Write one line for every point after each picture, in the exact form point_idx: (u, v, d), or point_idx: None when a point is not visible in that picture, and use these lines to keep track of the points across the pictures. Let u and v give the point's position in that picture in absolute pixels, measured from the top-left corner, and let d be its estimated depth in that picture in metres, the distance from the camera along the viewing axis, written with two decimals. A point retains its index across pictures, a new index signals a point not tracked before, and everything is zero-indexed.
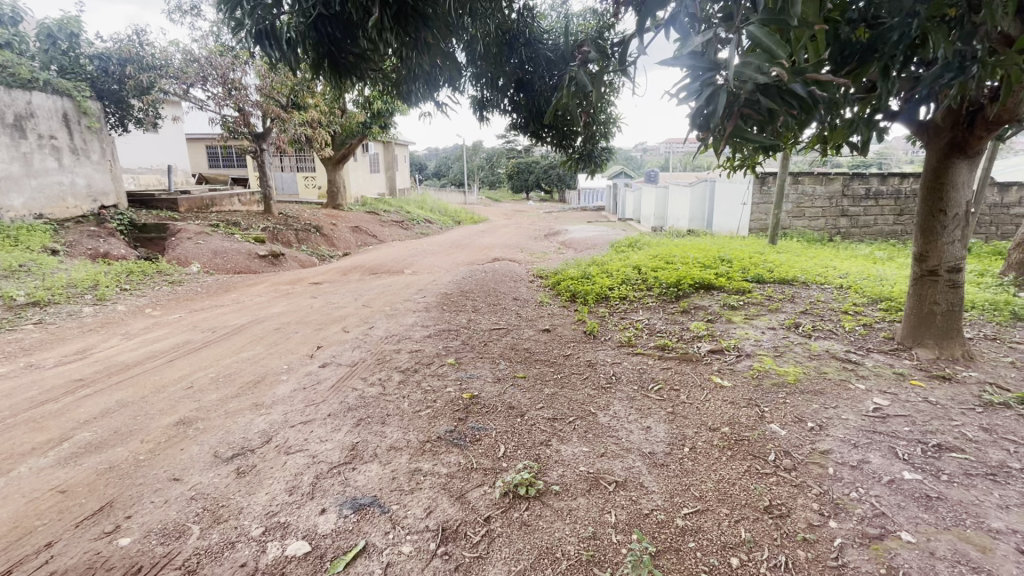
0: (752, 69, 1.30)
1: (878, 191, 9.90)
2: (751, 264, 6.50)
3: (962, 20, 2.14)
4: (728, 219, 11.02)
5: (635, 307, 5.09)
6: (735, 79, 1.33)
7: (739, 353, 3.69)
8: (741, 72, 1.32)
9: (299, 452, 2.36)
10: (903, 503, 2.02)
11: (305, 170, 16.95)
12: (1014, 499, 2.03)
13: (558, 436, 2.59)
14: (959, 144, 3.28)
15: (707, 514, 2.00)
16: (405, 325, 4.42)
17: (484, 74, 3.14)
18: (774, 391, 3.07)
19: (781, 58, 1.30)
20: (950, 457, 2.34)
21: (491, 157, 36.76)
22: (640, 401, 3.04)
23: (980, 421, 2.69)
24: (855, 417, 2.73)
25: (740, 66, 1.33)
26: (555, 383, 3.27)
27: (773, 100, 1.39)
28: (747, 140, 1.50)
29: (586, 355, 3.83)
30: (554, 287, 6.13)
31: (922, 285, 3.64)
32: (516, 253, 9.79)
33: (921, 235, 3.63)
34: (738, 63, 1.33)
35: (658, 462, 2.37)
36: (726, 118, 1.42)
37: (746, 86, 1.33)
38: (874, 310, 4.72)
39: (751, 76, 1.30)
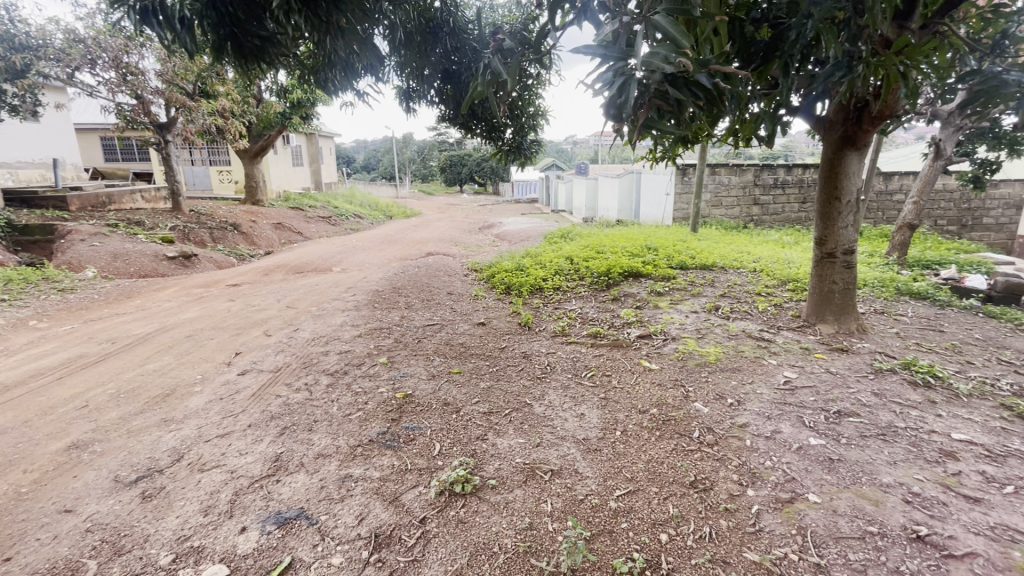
0: (659, 58, 1.33)
1: (784, 180, 10.75)
2: (675, 252, 6.83)
3: (848, 23, 2.34)
4: (654, 209, 11.54)
5: (568, 297, 5.20)
6: (643, 66, 1.36)
7: (665, 337, 3.86)
8: (648, 61, 1.35)
9: (215, 469, 2.18)
10: (810, 467, 2.20)
11: (219, 163, 15.77)
12: (900, 455, 2.28)
13: (493, 429, 2.58)
14: (850, 138, 3.59)
15: (638, 494, 2.07)
16: (333, 325, 4.23)
17: (408, 64, 3.02)
18: (698, 371, 3.25)
19: (685, 48, 1.35)
20: (849, 421, 2.58)
21: (422, 150, 36.09)
22: (574, 389, 3.10)
23: (872, 387, 3.00)
24: (768, 390, 2.95)
25: (647, 54, 1.35)
26: (491, 376, 3.27)
27: (680, 91, 1.44)
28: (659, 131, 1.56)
29: (521, 346, 3.85)
30: (489, 280, 6.13)
31: (822, 266, 3.99)
32: (450, 247, 9.67)
33: (820, 221, 3.96)
34: (643, 52, 1.36)
35: (592, 447, 2.43)
36: (639, 107, 1.44)
37: (654, 78, 1.36)
38: (783, 290, 5.11)
39: (658, 66, 1.33)
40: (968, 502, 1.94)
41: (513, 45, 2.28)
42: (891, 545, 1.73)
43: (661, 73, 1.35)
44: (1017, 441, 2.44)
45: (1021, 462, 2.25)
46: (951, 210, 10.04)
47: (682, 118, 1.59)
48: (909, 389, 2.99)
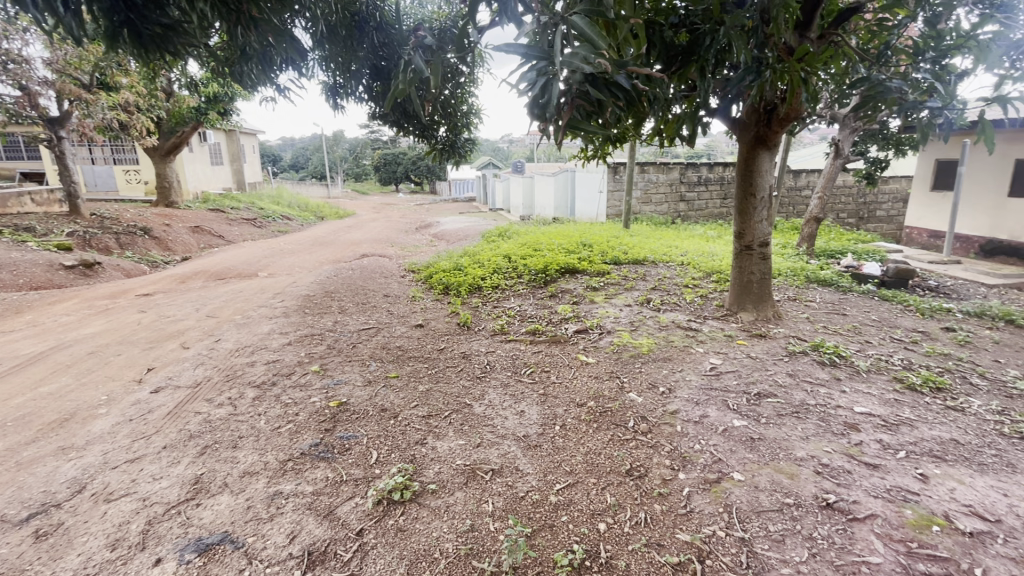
0: (579, 59, 1.36)
1: (706, 178, 11.40)
2: (608, 248, 7.05)
3: (757, 31, 2.50)
4: (588, 207, 11.86)
5: (507, 295, 5.22)
6: (562, 65, 1.39)
7: (601, 331, 3.97)
8: (566, 61, 1.38)
9: (124, 498, 1.99)
10: (734, 448, 2.34)
11: (125, 162, 14.43)
12: (811, 430, 2.48)
13: (433, 433, 2.54)
14: (762, 138, 3.85)
15: (577, 487, 2.11)
16: (260, 334, 3.99)
17: (333, 59, 2.88)
18: (632, 362, 3.37)
19: (602, 49, 1.40)
20: (767, 402, 2.78)
21: (354, 148, 34.94)
22: (514, 387, 3.12)
23: (787, 368, 3.24)
24: (696, 377, 3.12)
25: (566, 55, 1.38)
26: (430, 379, 3.22)
27: (600, 91, 1.49)
28: (582, 131, 1.60)
29: (460, 347, 3.82)
30: (426, 280, 6.02)
31: (741, 258, 4.26)
32: (385, 248, 9.43)
33: (738, 216, 4.22)
34: (562, 51, 1.38)
35: (532, 444, 2.45)
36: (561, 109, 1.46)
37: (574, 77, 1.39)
38: (708, 282, 5.41)
39: (577, 66, 1.36)
40: (869, 468, 2.15)
41: (435, 43, 2.25)
42: (805, 514, 1.87)
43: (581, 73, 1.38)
44: (907, 410, 2.73)
45: (910, 429, 2.52)
46: (850, 204, 11.08)
47: (604, 118, 1.64)
48: (818, 368, 3.27)
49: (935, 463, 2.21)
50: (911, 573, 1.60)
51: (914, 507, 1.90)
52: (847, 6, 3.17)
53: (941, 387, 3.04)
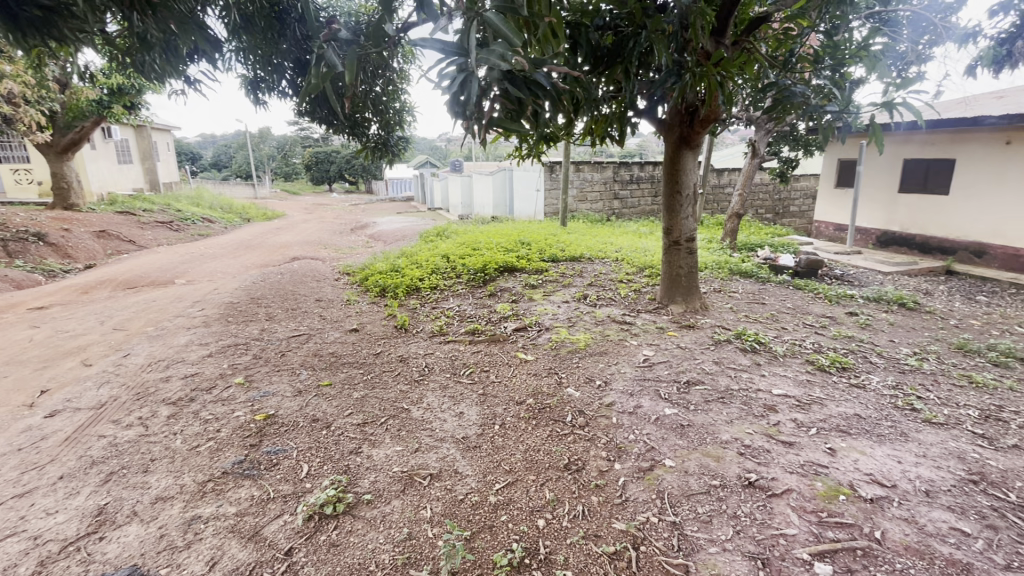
0: (496, 56, 1.38)
1: (638, 176, 11.83)
2: (546, 245, 7.14)
3: (676, 35, 2.61)
4: (526, 205, 11.97)
5: (445, 296, 5.16)
6: (478, 62, 1.39)
7: (540, 328, 4.02)
8: (482, 58, 1.39)
9: (10, 539, 1.77)
10: (666, 435, 2.44)
11: (13, 160, 12.90)
12: (735, 414, 2.63)
13: (369, 441, 2.46)
14: (685, 138, 4.03)
15: (516, 485, 2.12)
16: (175, 347, 3.69)
17: (251, 51, 2.70)
18: (569, 358, 3.43)
19: (517, 46, 1.43)
20: (696, 389, 2.93)
21: (282, 146, 33.24)
22: (452, 388, 3.08)
23: (714, 357, 3.42)
24: (630, 368, 3.22)
25: (481, 52, 1.39)
26: (365, 385, 3.11)
27: (519, 88, 1.51)
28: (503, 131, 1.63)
29: (397, 350, 3.73)
30: (362, 283, 5.83)
31: (670, 253, 4.45)
32: (318, 250, 9.04)
33: (666, 213, 4.41)
34: (479, 49, 1.39)
35: (471, 445, 2.43)
36: (481, 107, 1.45)
37: (492, 76, 1.41)
38: (641, 277, 5.62)
39: (494, 63, 1.38)
40: (785, 446, 2.31)
41: (352, 38, 2.18)
42: (730, 494, 1.98)
43: (498, 71, 1.40)
44: (818, 390, 2.97)
45: (820, 407, 2.74)
46: (768, 201, 11.91)
47: (527, 117, 1.65)
48: (741, 355, 3.48)
49: (842, 437, 2.42)
50: (822, 541, 1.73)
51: (824, 479, 2.06)
52: (756, 16, 3.41)
53: (846, 367, 3.34)
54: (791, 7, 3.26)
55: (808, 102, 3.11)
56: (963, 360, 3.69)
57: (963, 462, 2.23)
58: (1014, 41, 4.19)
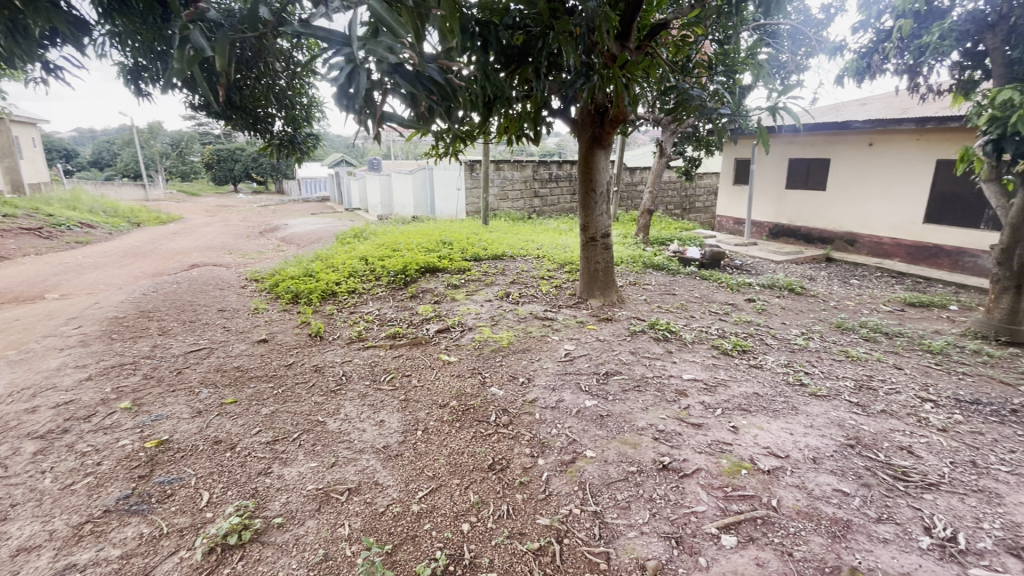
0: (383, 48, 1.36)
1: (557, 174, 12.12)
2: (468, 245, 7.10)
3: (583, 38, 2.68)
4: (447, 204, 11.85)
5: (364, 299, 4.97)
6: (364, 52, 1.35)
7: (463, 328, 3.98)
8: (368, 48, 1.34)
9: None
10: (587, 427, 2.50)
11: None
12: (651, 401, 2.77)
13: (280, 460, 2.29)
14: (597, 138, 4.16)
15: (439, 491, 2.07)
16: (44, 372, 3.22)
17: (127, 36, 2.39)
18: (493, 356, 3.43)
19: (402, 38, 1.40)
20: (615, 379, 3.04)
21: (178, 143, 30.32)
22: (372, 396, 2.96)
23: (631, 347, 3.58)
24: (552, 363, 3.29)
25: (367, 43, 1.34)
26: (275, 400, 2.90)
27: (411, 84, 1.43)
28: (398, 127, 1.55)
29: (312, 360, 3.52)
30: (272, 290, 5.45)
31: (587, 249, 4.59)
32: (221, 256, 8.34)
33: (582, 210, 4.53)
34: (363, 39, 1.34)
35: (392, 454, 2.35)
36: (371, 100, 1.39)
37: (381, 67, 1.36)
38: (561, 273, 5.76)
39: (381, 56, 1.35)
40: (694, 428, 2.46)
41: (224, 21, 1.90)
42: (647, 479, 2.07)
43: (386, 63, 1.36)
44: (722, 372, 3.21)
45: (725, 389, 2.95)
46: (676, 197, 12.70)
47: (423, 111, 1.59)
48: (655, 344, 3.67)
49: (744, 415, 2.62)
50: (727, 514, 1.86)
51: (728, 455, 2.22)
52: (656, 22, 3.58)
53: (746, 349, 3.63)
54: (688, 15, 3.49)
55: (705, 105, 3.30)
56: (841, 337, 4.16)
57: (842, 429, 2.50)
58: (871, 55, 4.78)
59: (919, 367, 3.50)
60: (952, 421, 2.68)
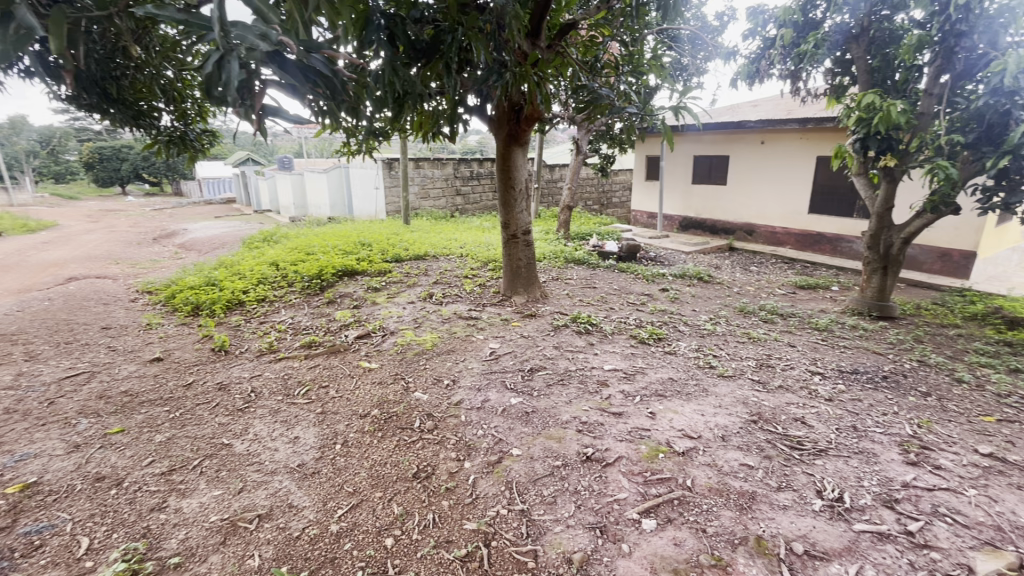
0: (253, 33, 1.19)
1: (478, 172, 12.09)
2: (389, 245, 6.87)
3: (494, 35, 2.64)
4: (366, 204, 11.43)
5: (275, 308, 4.65)
6: (230, 40, 1.18)
7: (384, 332, 3.84)
8: (235, 34, 1.18)
9: None
10: (512, 425, 2.50)
11: None
12: (575, 394, 2.82)
13: (177, 491, 2.07)
14: (514, 135, 4.16)
15: (361, 507, 1.97)
16: None
17: None
18: (416, 360, 3.33)
19: (274, 24, 1.24)
20: (539, 375, 3.08)
21: (47, 139, 26.69)
22: (285, 411, 2.76)
23: (555, 342, 3.64)
24: (477, 363, 3.25)
25: (234, 27, 1.18)
26: (172, 425, 2.62)
27: (293, 75, 1.27)
28: (284, 122, 1.39)
29: (215, 377, 3.22)
30: (167, 302, 4.94)
31: (509, 246, 4.60)
32: (105, 267, 7.44)
33: (502, 207, 4.53)
34: (228, 23, 1.18)
35: (308, 472, 2.20)
36: (249, 94, 1.22)
37: (254, 56, 1.20)
38: (485, 271, 5.74)
39: (252, 42, 1.19)
40: (615, 417, 2.54)
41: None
42: (572, 472, 2.10)
43: (259, 51, 1.19)
44: (640, 360, 3.35)
45: (643, 376, 3.08)
46: (594, 193, 13.15)
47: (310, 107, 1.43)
48: (577, 337, 3.76)
49: (660, 400, 2.75)
50: (647, 498, 1.94)
51: (646, 441, 2.31)
52: (565, 22, 3.65)
53: (661, 337, 3.82)
54: (595, 18, 3.62)
55: (613, 104, 3.42)
56: (743, 320, 4.51)
57: (747, 406, 2.70)
58: (760, 60, 5.20)
59: (809, 344, 3.87)
60: (837, 390, 2.99)
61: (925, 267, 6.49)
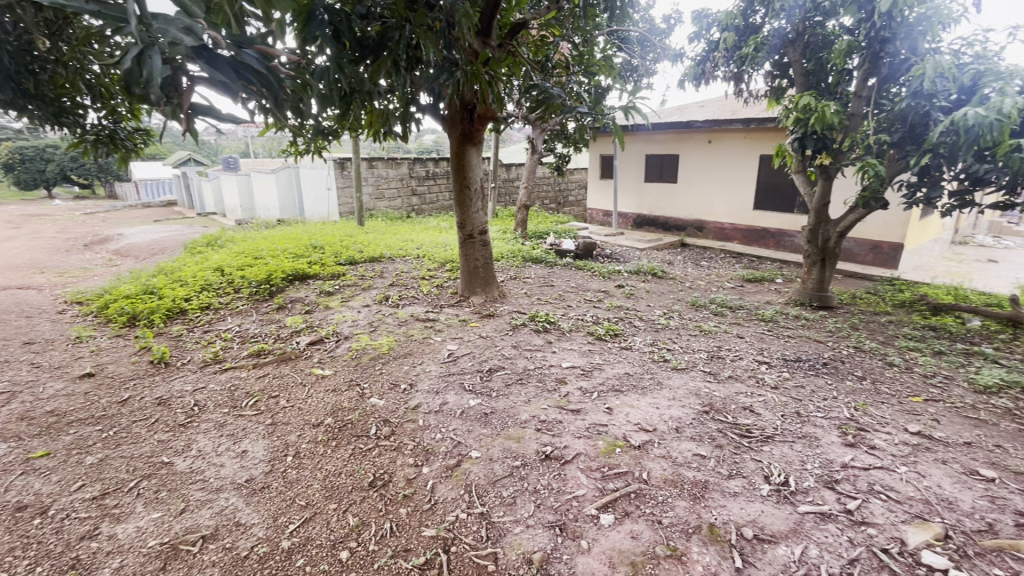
0: (176, 27, 1.10)
1: (434, 172, 11.95)
2: (342, 248, 6.68)
3: (444, 33, 2.58)
4: (318, 206, 11.08)
5: (221, 315, 4.43)
6: (150, 34, 1.09)
7: (338, 338, 3.72)
8: (156, 27, 1.08)
9: None
10: (471, 427, 2.48)
11: None
12: (534, 393, 2.82)
13: (111, 516, 1.93)
14: (467, 134, 4.12)
15: (314, 520, 1.90)
16: None
17: None
18: (371, 365, 3.25)
19: (199, 19, 1.16)
20: (498, 375, 3.06)
21: None
22: (231, 425, 2.63)
23: (514, 341, 3.63)
24: (435, 366, 3.21)
25: (155, 19, 1.09)
26: (105, 445, 2.44)
27: (223, 72, 1.18)
28: (216, 122, 1.29)
29: (154, 392, 3.03)
30: (99, 313, 4.61)
31: (466, 246, 4.57)
32: (28, 276, 6.87)
33: (458, 208, 4.49)
34: (148, 16, 1.08)
35: (257, 487, 2.10)
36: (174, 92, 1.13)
37: (177, 51, 1.11)
38: (442, 272, 5.67)
39: (175, 36, 1.10)
40: (573, 414, 2.56)
41: None
42: (531, 472, 2.10)
43: (183, 45, 1.11)
44: (597, 357, 3.39)
45: (600, 372, 3.13)
46: (550, 192, 13.27)
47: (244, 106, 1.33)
48: (535, 335, 3.78)
49: (617, 396, 2.79)
50: (605, 493, 1.96)
51: (604, 437, 2.34)
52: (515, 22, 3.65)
53: (617, 333, 3.89)
54: (545, 17, 3.64)
55: (565, 103, 3.44)
56: (695, 313, 4.65)
57: (699, 397, 2.79)
58: (705, 62, 5.38)
59: (756, 334, 4.04)
60: (782, 378, 3.14)
61: (859, 259, 6.90)
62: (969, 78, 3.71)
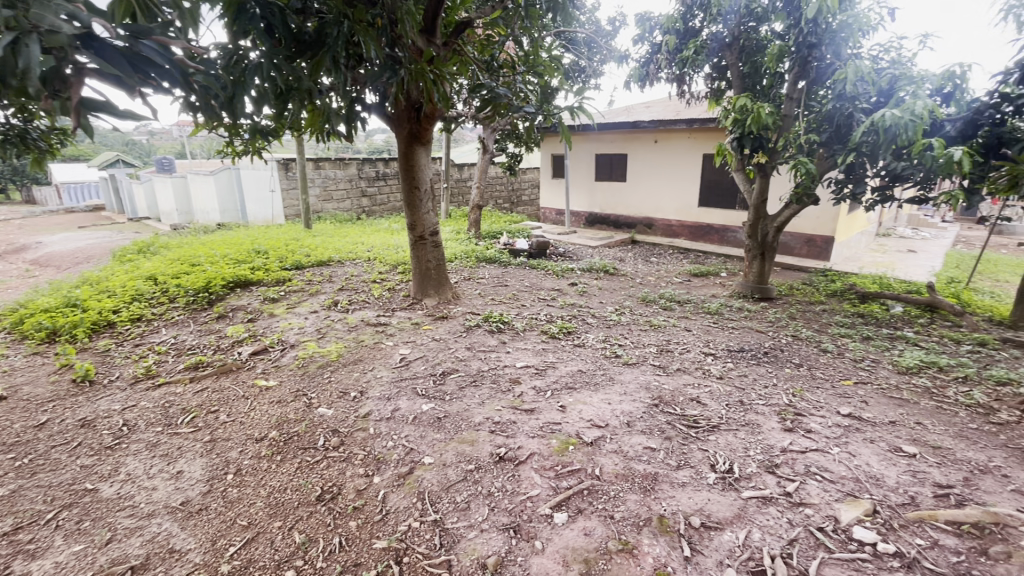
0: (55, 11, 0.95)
1: (385, 172, 11.71)
2: (288, 252, 6.41)
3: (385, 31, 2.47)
4: (261, 208, 10.62)
5: (154, 327, 4.15)
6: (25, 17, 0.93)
7: (283, 346, 3.57)
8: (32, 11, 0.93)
9: None
10: (423, 432, 2.43)
11: None
12: (488, 394, 2.80)
13: (25, 552, 1.76)
14: (415, 134, 4.05)
15: (257, 541, 1.80)
16: None
17: None
18: (320, 373, 3.14)
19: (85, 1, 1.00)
20: (452, 378, 3.02)
21: None
22: (165, 444, 2.46)
23: (467, 343, 3.60)
24: (387, 371, 3.13)
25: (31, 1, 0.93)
26: (18, 475, 2.22)
27: (118, 64, 1.03)
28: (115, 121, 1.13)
29: (77, 412, 2.80)
30: (13, 329, 4.22)
31: (418, 248, 4.48)
32: None
33: (407, 209, 4.40)
34: None
35: (193, 510, 1.97)
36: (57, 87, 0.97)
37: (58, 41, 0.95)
38: (394, 275, 5.56)
39: (53, 23, 0.95)
40: (527, 414, 2.57)
41: None
42: (485, 475, 2.08)
43: (65, 34, 0.95)
44: (551, 355, 3.41)
45: (553, 370, 3.15)
46: (503, 192, 13.29)
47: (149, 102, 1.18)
48: (489, 336, 3.77)
49: (570, 393, 2.81)
50: (558, 492, 1.97)
51: (557, 435, 2.36)
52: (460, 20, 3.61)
53: (570, 330, 3.93)
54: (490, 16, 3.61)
55: (512, 103, 3.42)
56: (645, 308, 4.77)
57: (649, 391, 2.85)
58: (648, 64, 5.55)
59: (702, 327, 4.19)
60: (726, 368, 3.27)
61: (796, 252, 7.30)
62: (886, 81, 3.99)
